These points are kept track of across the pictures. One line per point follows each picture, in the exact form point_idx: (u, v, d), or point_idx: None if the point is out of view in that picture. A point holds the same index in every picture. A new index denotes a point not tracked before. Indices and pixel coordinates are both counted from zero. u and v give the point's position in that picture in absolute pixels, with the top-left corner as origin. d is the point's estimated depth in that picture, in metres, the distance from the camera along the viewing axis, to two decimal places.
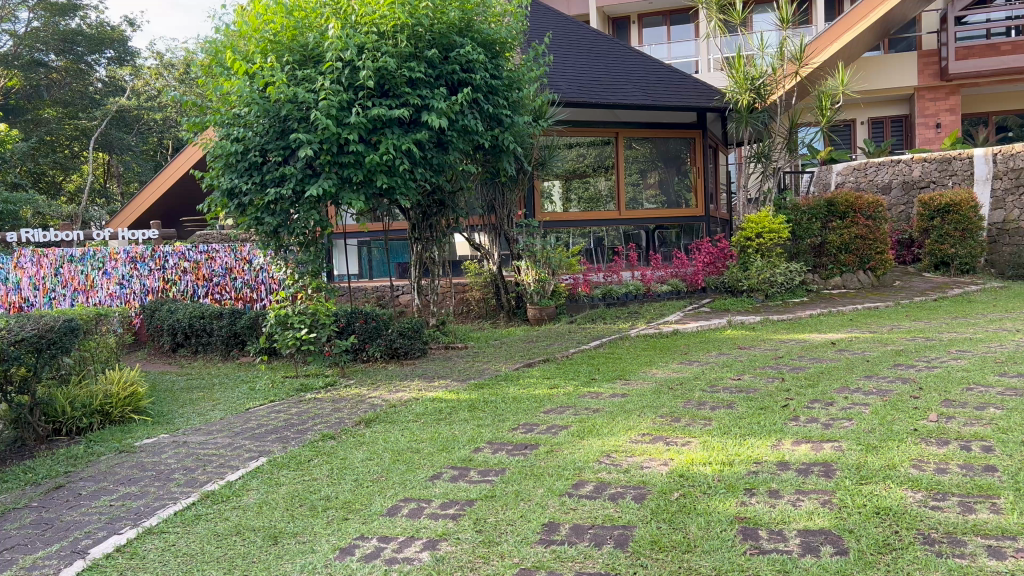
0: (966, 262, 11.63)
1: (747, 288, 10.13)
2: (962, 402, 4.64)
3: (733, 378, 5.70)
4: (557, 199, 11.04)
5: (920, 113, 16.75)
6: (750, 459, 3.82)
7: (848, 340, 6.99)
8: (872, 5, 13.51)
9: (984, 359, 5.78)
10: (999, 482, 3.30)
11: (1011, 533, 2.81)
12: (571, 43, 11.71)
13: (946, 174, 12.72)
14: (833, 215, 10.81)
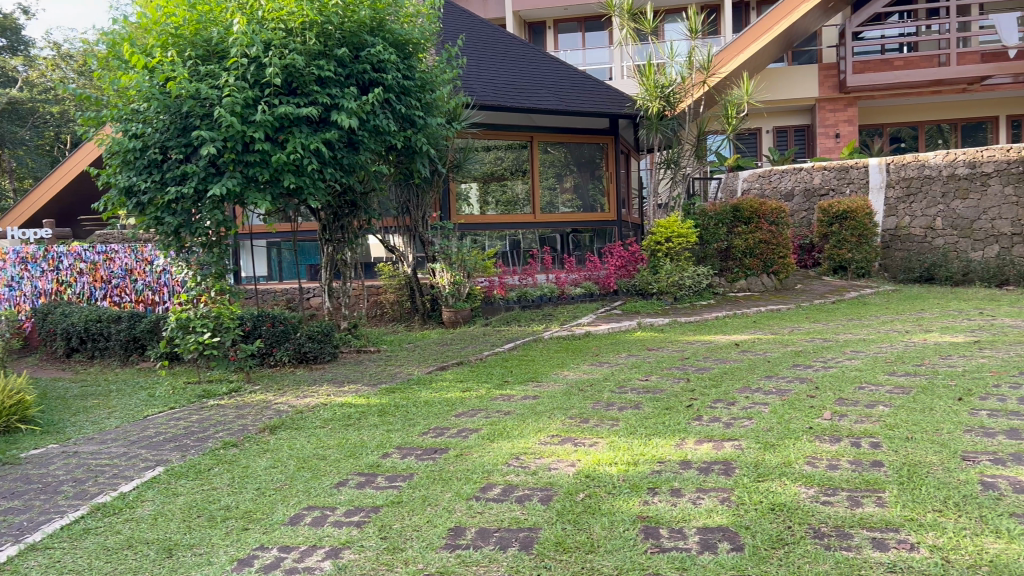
0: (862, 266, 12.23)
1: (657, 291, 10.32)
2: (854, 400, 4.87)
3: (641, 379, 5.82)
4: (474, 201, 11.02)
5: (821, 124, 17.45)
6: (654, 459, 3.89)
7: (751, 342, 7.23)
8: (776, 19, 14.04)
9: (875, 359, 6.08)
10: (885, 477, 3.46)
11: (894, 525, 2.96)
12: (486, 47, 11.75)
13: (844, 182, 13.33)
14: (738, 220, 11.15)
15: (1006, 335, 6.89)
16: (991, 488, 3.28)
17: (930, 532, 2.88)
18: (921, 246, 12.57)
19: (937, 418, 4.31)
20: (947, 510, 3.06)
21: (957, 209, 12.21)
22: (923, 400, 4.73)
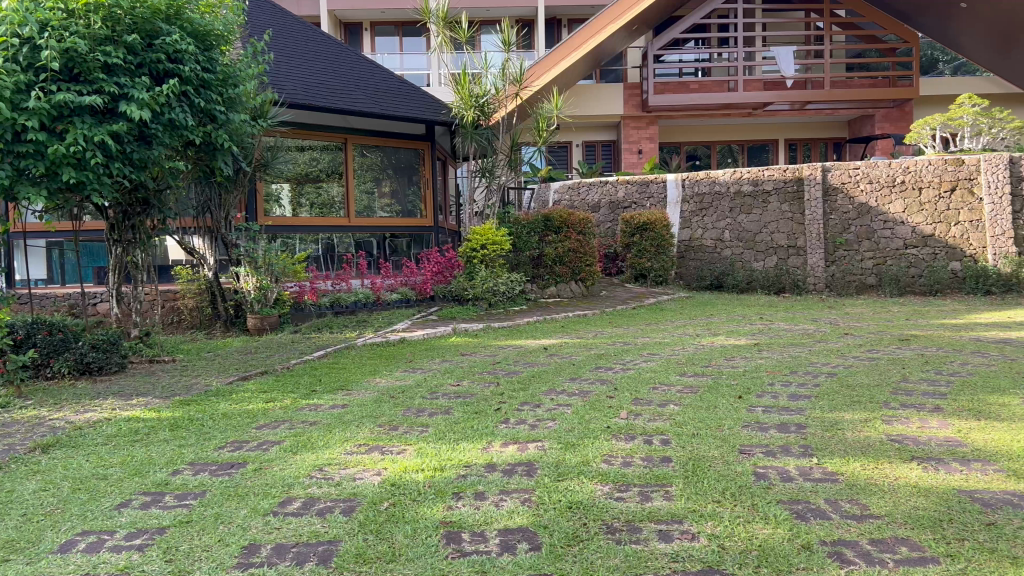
0: (660, 275, 13.07)
1: (472, 297, 10.45)
2: (648, 399, 5.16)
3: (453, 384, 5.84)
4: (286, 202, 10.66)
5: (626, 140, 18.46)
6: (460, 463, 3.91)
7: (559, 346, 7.49)
8: (588, 35, 14.69)
9: (670, 361, 6.50)
10: (673, 472, 3.69)
11: (678, 517, 3.16)
12: (298, 44, 11.40)
13: (644, 196, 14.22)
14: (549, 229, 11.54)
15: (781, 338, 7.62)
16: (763, 477, 3.59)
17: (709, 522, 3.10)
18: (712, 256, 13.60)
19: (720, 415, 4.67)
20: (725, 500, 3.31)
21: (743, 223, 13.33)
22: (709, 399, 5.10)
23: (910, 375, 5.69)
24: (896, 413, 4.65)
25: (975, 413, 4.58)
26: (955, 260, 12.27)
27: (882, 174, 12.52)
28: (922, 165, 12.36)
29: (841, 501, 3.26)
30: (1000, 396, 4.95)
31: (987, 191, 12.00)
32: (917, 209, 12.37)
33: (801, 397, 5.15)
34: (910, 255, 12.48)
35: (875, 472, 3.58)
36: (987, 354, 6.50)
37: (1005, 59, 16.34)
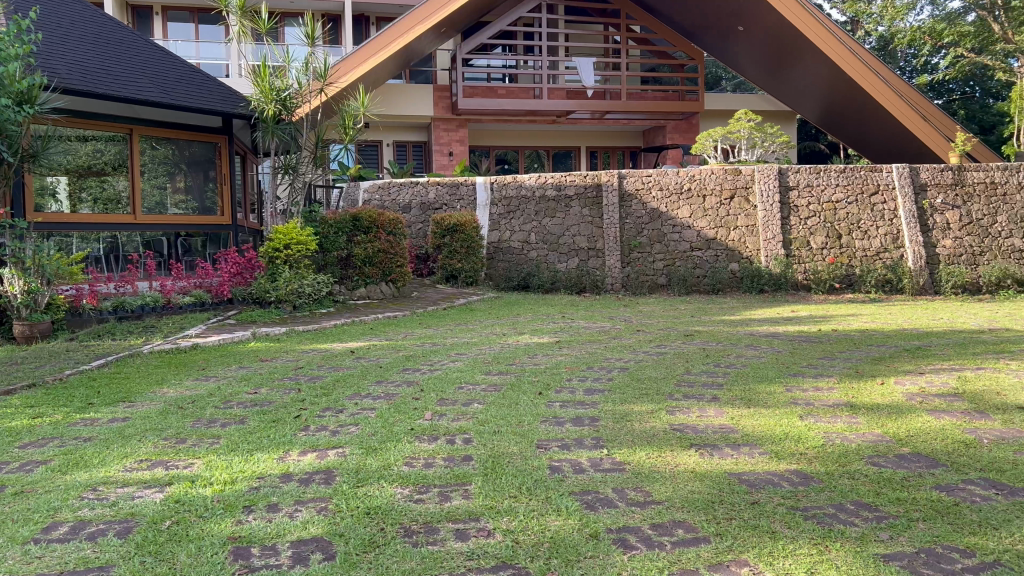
0: (470, 275, 13.24)
1: (275, 299, 9.98)
2: (452, 400, 5.19)
3: (249, 392, 5.56)
4: (63, 198, 9.72)
5: (436, 141, 18.55)
6: (253, 475, 3.73)
7: (365, 348, 7.36)
8: (394, 37, 14.56)
9: (476, 360, 6.59)
10: (473, 470, 3.74)
11: (475, 515, 3.20)
12: (75, 25, 10.44)
13: (454, 198, 14.26)
14: (357, 230, 11.34)
15: (580, 336, 7.96)
16: (557, 470, 3.72)
17: (505, 517, 3.17)
18: (519, 257, 13.92)
19: (521, 412, 4.79)
20: (521, 495, 3.40)
21: (547, 226, 13.79)
22: (510, 396, 5.22)
23: (692, 368, 6.14)
24: (680, 404, 5.00)
25: (747, 401, 5.01)
26: (734, 261, 13.43)
27: (671, 181, 13.50)
28: (705, 174, 13.46)
29: (626, 489, 3.45)
30: (768, 385, 5.46)
31: (761, 199, 13.29)
32: (701, 214, 13.43)
33: (596, 391, 5.40)
34: (696, 257, 13.48)
35: (658, 460, 3.82)
36: (759, 347, 7.16)
37: (775, 80, 18.15)
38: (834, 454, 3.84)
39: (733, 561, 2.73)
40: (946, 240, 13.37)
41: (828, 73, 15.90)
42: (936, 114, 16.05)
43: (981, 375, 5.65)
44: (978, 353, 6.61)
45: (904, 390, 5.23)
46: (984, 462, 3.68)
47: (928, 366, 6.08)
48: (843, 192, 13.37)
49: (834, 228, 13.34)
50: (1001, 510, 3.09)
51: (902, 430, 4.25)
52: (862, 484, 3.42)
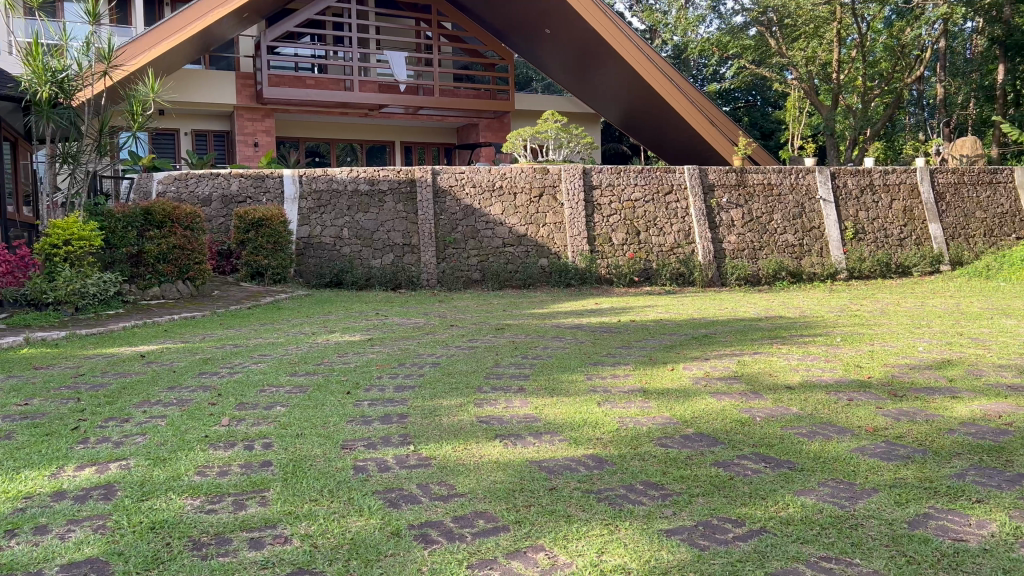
0: (278, 272, 12.70)
1: (52, 300, 9.10)
2: (253, 403, 4.96)
3: (19, 404, 5.01)
4: None
5: (240, 131, 17.68)
6: (17, 495, 3.36)
7: (157, 352, 6.88)
8: (191, 18, 13.80)
9: (280, 361, 6.34)
10: (271, 476, 3.59)
11: (272, 522, 3.07)
12: None
13: (260, 191, 13.53)
14: (149, 224, 10.57)
15: (393, 332, 7.89)
16: (361, 471, 3.65)
17: (303, 522, 3.06)
18: (330, 253, 13.47)
19: (326, 413, 4.65)
20: (321, 498, 3.30)
21: (360, 221, 13.51)
22: (315, 397, 5.06)
23: (501, 360, 6.27)
24: (488, 396, 5.08)
25: (550, 391, 5.19)
26: (543, 257, 13.85)
27: (483, 178, 13.72)
28: (515, 172, 13.82)
29: (431, 484, 3.45)
30: (570, 374, 5.70)
31: (567, 197, 13.85)
32: (512, 211, 13.76)
33: (405, 387, 5.37)
34: (508, 253, 13.78)
35: (463, 453, 3.85)
36: (564, 338, 7.45)
37: (580, 82, 18.92)
38: (626, 438, 4.06)
39: (530, 547, 2.80)
40: (731, 236, 14.61)
41: (628, 77, 16.84)
42: (722, 121, 17.43)
43: (757, 359, 6.22)
44: (755, 339, 7.28)
45: (691, 375, 5.65)
46: (757, 438, 4.04)
47: (713, 352, 6.61)
48: (641, 191, 14.25)
49: (633, 225, 14.17)
50: (769, 481, 3.40)
51: (688, 412, 4.57)
52: (651, 464, 3.64)
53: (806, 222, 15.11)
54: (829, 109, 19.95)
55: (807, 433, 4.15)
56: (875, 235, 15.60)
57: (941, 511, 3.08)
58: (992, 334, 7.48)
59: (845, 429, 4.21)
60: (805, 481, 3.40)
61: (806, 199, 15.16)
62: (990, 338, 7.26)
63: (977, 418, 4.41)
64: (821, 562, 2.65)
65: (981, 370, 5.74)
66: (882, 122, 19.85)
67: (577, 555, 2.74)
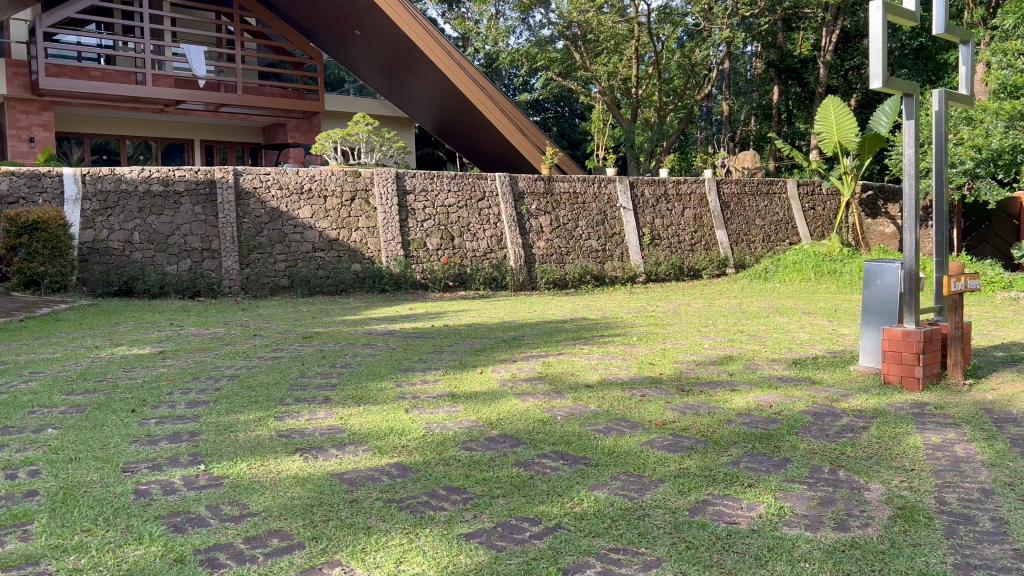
0: (57, 281, 11.58)
1: None
2: (19, 427, 4.47)
3: None
4: None
5: (11, 125, 15.93)
6: None
7: None
8: None
9: (56, 378, 5.76)
10: (36, 507, 3.23)
11: (34, 559, 2.76)
12: None
13: (35, 190, 12.13)
14: None
15: (189, 344, 7.41)
16: (144, 495, 3.38)
17: (72, 556, 2.79)
18: (119, 259, 12.46)
19: (105, 434, 4.27)
20: (95, 528, 3.03)
21: (153, 224, 12.60)
22: (94, 417, 4.64)
23: (307, 370, 6.06)
24: (289, 409, 4.89)
25: (357, 400, 5.08)
26: (356, 262, 13.58)
27: (292, 181, 13.26)
28: (325, 175, 13.48)
29: (222, 505, 3.26)
30: (378, 382, 5.61)
31: (379, 201, 13.70)
32: (323, 214, 13.40)
33: (198, 403, 5.05)
34: (317, 258, 13.38)
35: (259, 470, 3.68)
36: (375, 345, 7.35)
37: (391, 87, 18.80)
38: (432, 444, 4.05)
39: (325, 563, 2.72)
40: (540, 242, 15.08)
41: (438, 84, 17.00)
42: (532, 129, 18.02)
43: (561, 359, 6.45)
44: (561, 340, 7.55)
45: (499, 377, 5.76)
46: (556, 436, 4.17)
47: (520, 354, 6.77)
48: (454, 197, 14.38)
49: (446, 230, 14.25)
50: (566, 478, 3.52)
51: (494, 414, 4.64)
52: (455, 469, 3.65)
53: (609, 228, 15.93)
54: (629, 122, 21.14)
55: (603, 429, 4.35)
56: (670, 241, 16.73)
57: (718, 496, 3.33)
58: (768, 332, 8.23)
59: (637, 424, 4.45)
60: (599, 476, 3.55)
61: (608, 207, 15.98)
62: (766, 334, 7.99)
63: (751, 408, 4.83)
64: (609, 554, 2.77)
65: (757, 364, 6.29)
66: (676, 135, 21.32)
67: (374, 567, 2.68)
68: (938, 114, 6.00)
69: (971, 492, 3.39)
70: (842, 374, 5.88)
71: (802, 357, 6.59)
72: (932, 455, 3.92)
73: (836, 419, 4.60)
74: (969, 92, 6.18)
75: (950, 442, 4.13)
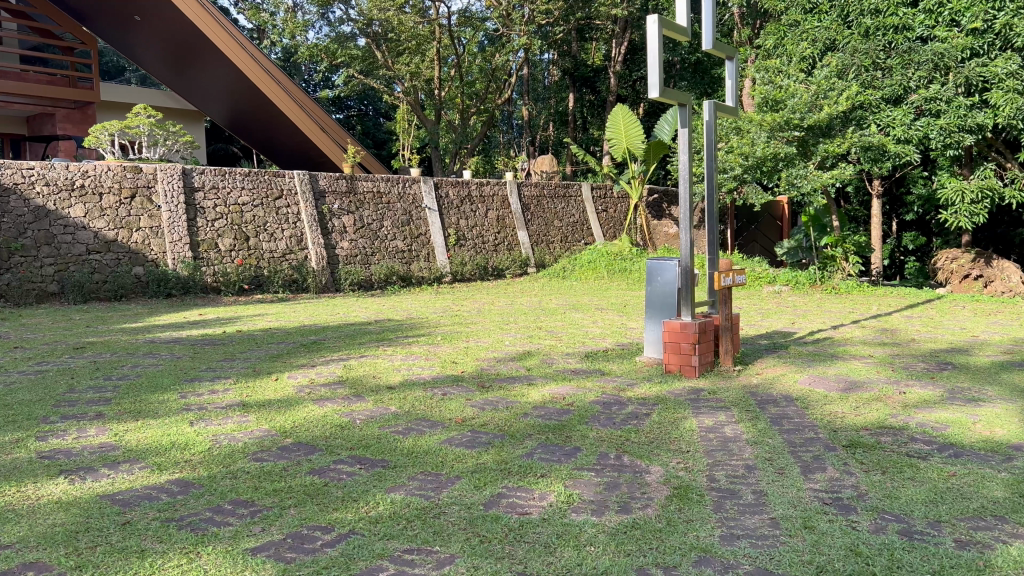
0: None
1: None
2: None
3: None
4: None
5: None
6: None
7: None
8: None
9: None
10: None
11: None
12: None
13: None
14: None
15: None
16: None
17: None
18: None
19: None
20: None
21: None
22: None
23: (77, 385, 5.50)
24: (54, 428, 4.42)
25: (134, 414, 4.68)
26: (138, 265, 12.56)
27: (59, 177, 11.94)
28: (101, 170, 12.31)
29: None
30: (161, 394, 5.21)
31: (164, 199, 12.78)
32: (98, 214, 12.26)
33: None
34: (93, 261, 12.23)
35: (14, 498, 3.29)
36: (158, 354, 6.82)
37: (179, 80, 17.68)
38: (219, 457, 3.83)
39: None
40: (343, 242, 14.76)
41: (232, 78, 16.24)
42: (332, 127, 17.71)
43: (362, 362, 6.34)
44: (362, 342, 7.44)
45: (296, 383, 5.54)
46: (354, 440, 4.09)
47: (318, 358, 6.56)
48: (248, 195, 13.74)
49: (240, 229, 13.58)
50: (361, 482, 3.45)
51: (288, 422, 4.46)
52: (242, 482, 3.47)
53: (412, 228, 15.92)
54: (432, 123, 21.24)
55: (402, 430, 4.32)
56: (473, 241, 17.00)
57: (511, 489, 3.41)
58: (564, 327, 8.58)
59: (437, 423, 4.46)
60: (396, 478, 3.51)
61: (411, 207, 15.98)
62: (561, 330, 8.30)
63: (547, 401, 5.00)
64: (403, 555, 2.75)
65: (552, 359, 6.54)
66: (478, 137, 21.69)
67: None
68: (709, 123, 6.49)
69: (737, 468, 3.72)
70: (629, 365, 6.25)
71: (593, 350, 6.93)
72: (705, 436, 4.25)
73: (622, 408, 4.87)
74: (734, 104, 6.75)
75: (720, 424, 4.50)
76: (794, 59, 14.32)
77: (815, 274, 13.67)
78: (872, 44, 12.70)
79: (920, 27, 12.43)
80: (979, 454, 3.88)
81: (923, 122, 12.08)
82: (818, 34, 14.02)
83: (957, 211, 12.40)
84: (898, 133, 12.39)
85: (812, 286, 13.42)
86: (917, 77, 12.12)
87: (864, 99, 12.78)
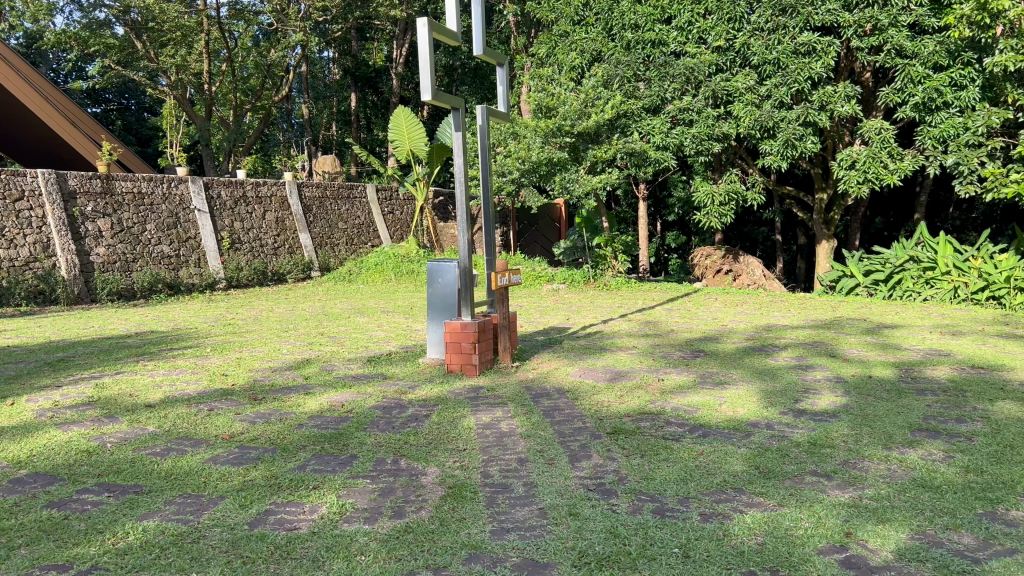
0: None
1: None
2: None
3: None
4: None
5: None
6: None
7: None
8: None
9: None
10: None
11: None
12: None
13: None
14: None
15: None
16: None
17: None
18: None
19: None
20: None
21: None
22: None
23: None
24: None
25: None
26: None
27: None
28: None
29: None
30: None
31: None
32: None
33: None
34: None
35: None
36: None
37: None
38: None
39: None
40: (100, 248, 13.47)
41: None
42: (83, 118, 16.19)
43: (119, 379, 5.80)
44: (120, 357, 6.83)
45: (35, 408, 4.94)
46: (104, 466, 3.73)
47: (66, 378, 5.92)
48: None
49: None
50: (110, 512, 3.15)
51: (23, 451, 3.98)
52: None
53: (180, 232, 14.90)
54: (203, 120, 20.00)
55: (161, 451, 4.00)
56: (250, 245, 16.23)
57: (280, 505, 3.27)
58: (346, 332, 8.40)
59: (201, 441, 4.18)
60: (150, 504, 3.24)
61: (178, 209, 14.96)
62: (343, 335, 8.12)
63: (324, 409, 4.86)
64: None
65: (332, 365, 6.38)
66: (254, 136, 20.72)
67: None
68: (482, 127, 6.63)
69: (510, 463, 3.82)
70: (411, 367, 6.25)
71: (375, 354, 6.84)
72: (481, 433, 4.33)
73: (402, 411, 4.84)
74: (505, 110, 6.94)
75: (496, 419, 4.62)
76: (565, 68, 15.03)
77: (589, 271, 14.44)
78: (633, 57, 13.73)
79: (673, 43, 13.50)
80: (723, 432, 4.27)
81: (677, 131, 13.22)
82: (585, 45, 14.81)
83: (708, 212, 13.65)
84: (657, 140, 13.46)
85: (586, 283, 14.17)
86: (672, 89, 13.24)
87: (627, 109, 13.75)
